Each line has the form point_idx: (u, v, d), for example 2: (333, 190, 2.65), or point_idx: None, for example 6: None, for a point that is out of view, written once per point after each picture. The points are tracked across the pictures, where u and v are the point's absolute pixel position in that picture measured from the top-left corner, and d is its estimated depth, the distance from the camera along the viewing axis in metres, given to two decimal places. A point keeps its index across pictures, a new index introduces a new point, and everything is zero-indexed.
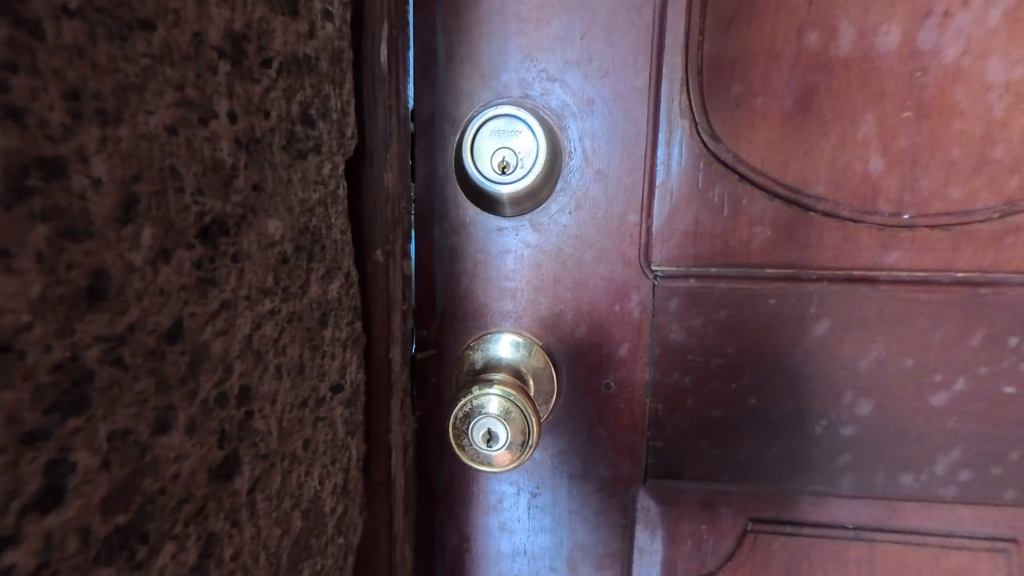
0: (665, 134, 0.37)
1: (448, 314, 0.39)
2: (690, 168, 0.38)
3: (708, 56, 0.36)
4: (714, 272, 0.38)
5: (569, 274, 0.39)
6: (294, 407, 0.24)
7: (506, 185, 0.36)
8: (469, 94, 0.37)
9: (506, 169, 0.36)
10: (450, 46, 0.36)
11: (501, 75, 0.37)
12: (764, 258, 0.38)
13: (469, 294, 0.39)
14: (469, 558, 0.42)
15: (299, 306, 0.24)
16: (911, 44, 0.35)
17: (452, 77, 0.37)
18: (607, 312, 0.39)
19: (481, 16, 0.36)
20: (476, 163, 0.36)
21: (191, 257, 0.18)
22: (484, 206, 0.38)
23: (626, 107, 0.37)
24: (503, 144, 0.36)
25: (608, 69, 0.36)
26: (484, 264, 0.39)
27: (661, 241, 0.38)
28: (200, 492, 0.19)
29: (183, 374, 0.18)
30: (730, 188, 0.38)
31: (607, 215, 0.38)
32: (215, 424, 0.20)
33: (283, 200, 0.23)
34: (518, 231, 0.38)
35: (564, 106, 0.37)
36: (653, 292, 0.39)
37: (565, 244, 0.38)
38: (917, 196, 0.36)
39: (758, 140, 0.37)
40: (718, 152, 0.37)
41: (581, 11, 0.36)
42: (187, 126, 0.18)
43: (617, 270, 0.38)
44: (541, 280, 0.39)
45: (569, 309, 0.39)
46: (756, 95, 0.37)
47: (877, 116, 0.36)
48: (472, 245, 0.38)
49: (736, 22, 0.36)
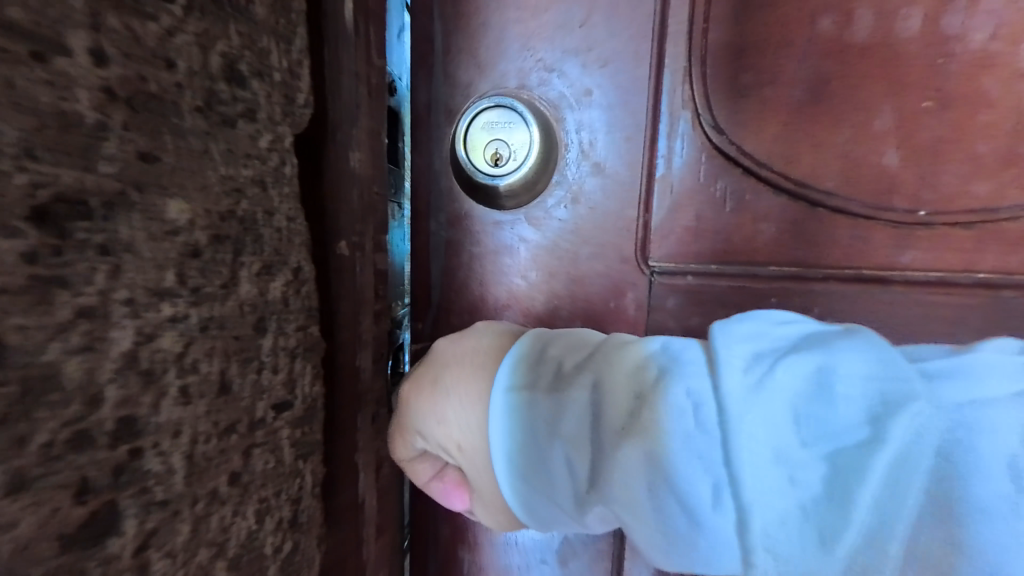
0: (666, 125, 0.36)
1: (444, 307, 0.39)
2: (693, 162, 0.36)
3: (714, 44, 0.35)
4: (717, 268, 0.37)
5: (565, 270, 0.38)
6: (209, 432, 0.20)
7: (500, 178, 0.36)
8: (465, 85, 0.36)
9: (499, 162, 0.36)
10: (447, 36, 0.36)
11: (497, 65, 0.36)
12: (768, 256, 0.36)
13: (464, 288, 0.39)
14: (462, 548, 0.42)
15: (217, 307, 0.20)
16: (936, 28, 0.33)
17: (447, 67, 0.36)
18: (604, 306, 0.38)
19: (478, 5, 0.35)
20: (469, 156, 0.36)
21: (25, 253, 0.15)
22: (479, 199, 0.37)
23: (626, 97, 0.36)
24: (496, 137, 0.36)
25: (608, 58, 0.35)
26: (482, 260, 0.38)
27: (660, 237, 0.37)
28: (49, 557, 0.15)
29: (14, 409, 0.14)
30: (734, 182, 0.36)
31: (606, 208, 0.37)
32: (73, 466, 0.16)
33: (190, 177, 0.19)
34: (514, 225, 0.38)
35: (561, 96, 0.36)
36: (651, 287, 0.38)
37: (561, 238, 0.38)
38: (938, 192, 0.34)
39: (765, 132, 0.35)
40: (722, 144, 0.36)
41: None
42: (19, 72, 0.14)
43: (613, 266, 0.38)
44: (537, 274, 0.38)
45: (565, 304, 0.38)
46: (764, 84, 0.35)
47: (895, 107, 0.34)
48: (469, 239, 0.38)
49: (744, 7, 0.34)
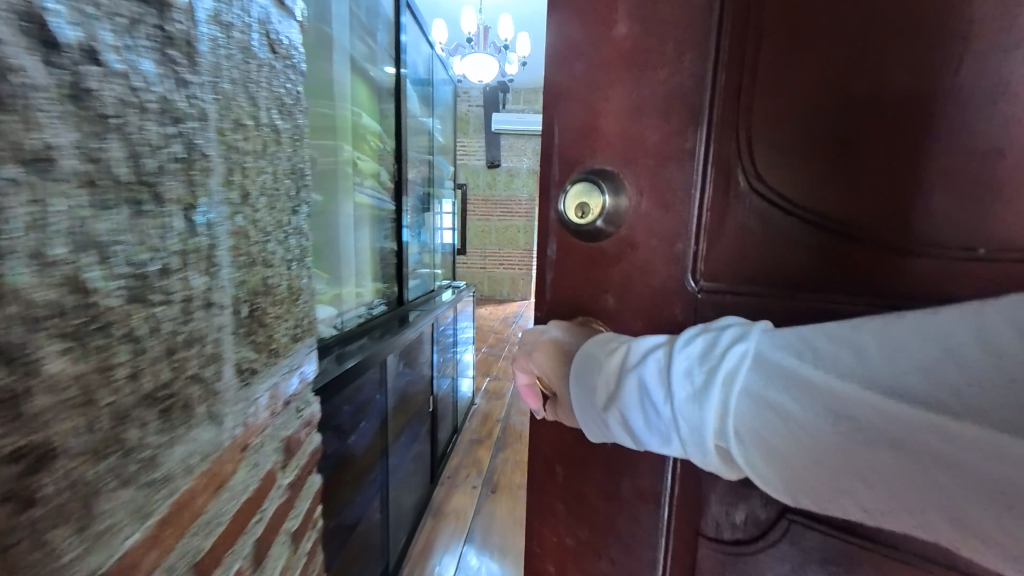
0: (712, 179, 0.48)
1: (551, 310, 0.56)
2: (735, 204, 0.47)
3: (754, 110, 0.45)
4: (758, 290, 0.48)
5: (632, 286, 0.52)
6: None
7: (586, 226, 0.51)
8: (563, 157, 0.52)
9: (584, 214, 0.51)
10: (552, 122, 0.52)
11: (584, 144, 0.51)
12: (806, 281, 0.45)
13: (564, 297, 0.55)
14: (557, 472, 0.61)
15: None
16: (985, 73, 0.36)
17: (563, 150, 0.52)
18: (659, 312, 0.52)
19: (572, 101, 0.51)
20: (565, 211, 0.52)
21: None
22: (576, 237, 0.53)
23: (676, 162, 0.49)
24: (582, 197, 0.51)
25: (662, 135, 0.49)
26: (580, 281, 0.54)
27: (707, 264, 0.50)
28: None
29: None
30: (772, 219, 0.46)
31: (664, 242, 0.51)
32: None
33: None
34: (599, 254, 0.53)
35: (628, 164, 0.50)
36: (697, 301, 0.50)
37: (632, 264, 0.52)
38: (998, 230, 0.37)
39: (803, 177, 0.44)
40: (762, 188, 0.46)
41: (651, 88, 0.48)
42: None
43: (671, 284, 0.51)
44: (613, 290, 0.53)
45: (632, 311, 0.52)
46: (801, 137, 0.44)
47: (940, 151, 0.38)
48: (569, 263, 0.54)
49: (783, 78, 0.44)
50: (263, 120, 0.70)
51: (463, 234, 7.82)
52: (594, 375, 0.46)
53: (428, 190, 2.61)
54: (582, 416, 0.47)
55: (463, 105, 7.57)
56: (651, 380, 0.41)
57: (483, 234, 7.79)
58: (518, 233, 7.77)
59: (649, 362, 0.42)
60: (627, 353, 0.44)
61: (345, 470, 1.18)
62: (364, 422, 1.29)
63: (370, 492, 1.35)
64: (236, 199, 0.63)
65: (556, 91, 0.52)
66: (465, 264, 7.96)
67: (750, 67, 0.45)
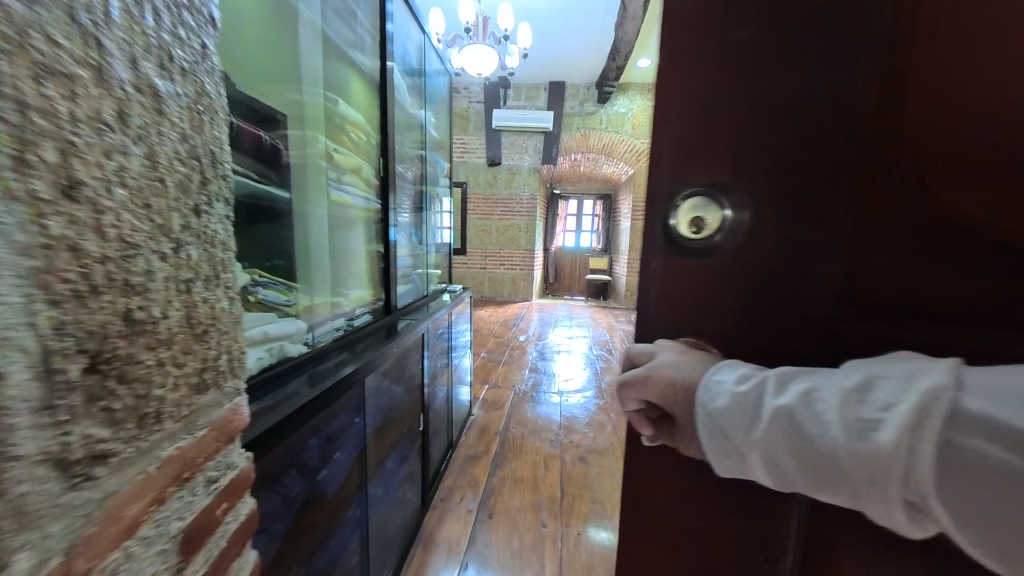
0: (846, 190, 0.41)
1: (652, 329, 0.50)
2: (877, 220, 0.40)
3: (908, 112, 0.38)
4: (914, 323, 0.39)
5: (751, 312, 0.46)
6: None
7: (700, 240, 0.47)
8: (669, 165, 0.47)
9: (698, 228, 0.47)
10: (658, 128, 0.48)
11: (693, 150, 0.46)
12: (978, 319, 0.37)
13: (668, 317, 0.49)
14: (649, 514, 0.53)
15: None
16: None
17: (672, 157, 0.47)
18: (784, 344, 0.44)
19: (682, 103, 0.46)
20: (676, 224, 0.48)
21: None
22: (684, 251, 0.48)
23: (800, 171, 0.43)
24: (696, 210, 0.46)
25: (784, 139, 0.43)
26: (687, 301, 0.48)
27: (841, 289, 0.42)
28: None
29: None
30: (928, 240, 0.38)
31: (787, 258, 0.44)
32: None
33: None
34: (710, 272, 0.47)
35: (747, 173, 0.44)
36: (837, 332, 0.42)
37: (749, 286, 0.45)
38: None
39: (975, 192, 0.36)
40: (915, 204, 0.38)
41: (768, 94, 0.43)
42: None
43: (796, 313, 0.44)
44: (730, 313, 0.46)
45: (752, 340, 0.46)
46: (975, 143, 0.35)
47: None
48: (676, 279, 0.49)
49: (953, 71, 0.36)
50: (117, 75, 0.34)
51: (460, 234, 7.84)
52: (726, 411, 0.38)
53: (422, 188, 2.43)
54: (714, 455, 0.39)
55: (457, 103, 7.42)
56: (809, 425, 0.33)
57: (484, 234, 7.74)
58: (518, 233, 7.67)
59: (805, 404, 0.34)
60: (768, 387, 0.36)
61: (311, 516, 1.00)
62: (337, 454, 1.11)
63: (346, 532, 1.18)
64: (37, 194, 0.29)
65: (664, 93, 0.48)
66: (461, 265, 7.90)
67: (906, 58, 0.38)
